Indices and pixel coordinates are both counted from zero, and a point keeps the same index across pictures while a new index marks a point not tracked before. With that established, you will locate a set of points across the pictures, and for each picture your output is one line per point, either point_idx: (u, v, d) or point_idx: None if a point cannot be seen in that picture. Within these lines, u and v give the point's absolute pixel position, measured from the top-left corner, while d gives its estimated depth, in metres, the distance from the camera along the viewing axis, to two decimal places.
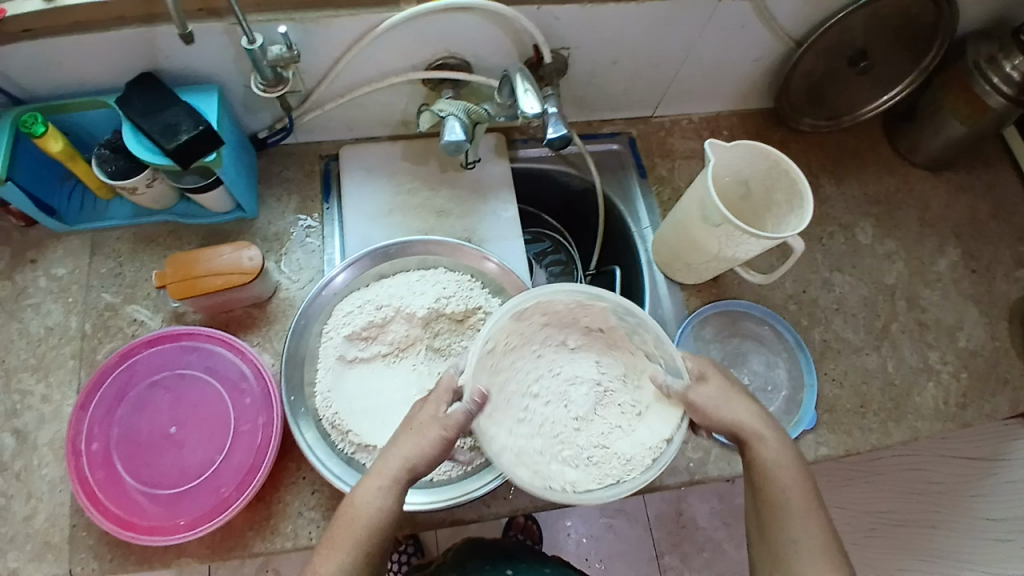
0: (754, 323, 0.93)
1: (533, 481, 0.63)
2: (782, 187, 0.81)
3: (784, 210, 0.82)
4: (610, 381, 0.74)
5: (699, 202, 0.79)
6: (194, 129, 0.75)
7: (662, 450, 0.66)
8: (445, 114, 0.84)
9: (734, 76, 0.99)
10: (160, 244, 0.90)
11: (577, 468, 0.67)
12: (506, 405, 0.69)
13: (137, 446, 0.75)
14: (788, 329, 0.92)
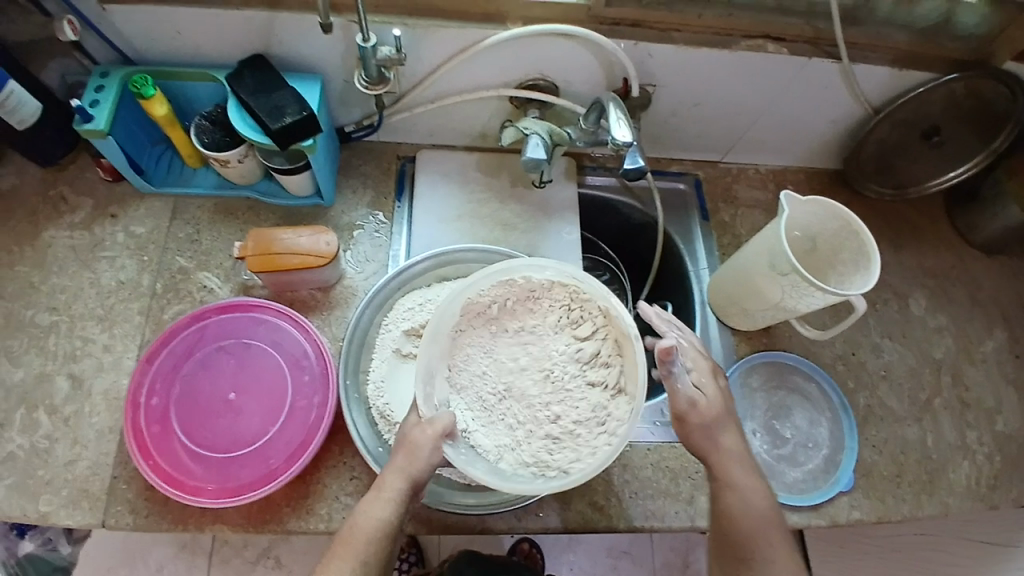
0: (800, 377, 0.94)
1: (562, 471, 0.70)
2: (850, 247, 0.83)
3: (850, 270, 0.83)
4: (559, 328, 0.77)
5: (767, 250, 0.81)
6: (299, 114, 0.79)
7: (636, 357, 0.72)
8: (529, 132, 0.88)
9: (808, 134, 1.01)
10: (238, 217, 0.93)
11: (569, 427, 0.73)
12: (494, 422, 0.74)
13: (194, 407, 0.77)
14: (834, 390, 0.94)
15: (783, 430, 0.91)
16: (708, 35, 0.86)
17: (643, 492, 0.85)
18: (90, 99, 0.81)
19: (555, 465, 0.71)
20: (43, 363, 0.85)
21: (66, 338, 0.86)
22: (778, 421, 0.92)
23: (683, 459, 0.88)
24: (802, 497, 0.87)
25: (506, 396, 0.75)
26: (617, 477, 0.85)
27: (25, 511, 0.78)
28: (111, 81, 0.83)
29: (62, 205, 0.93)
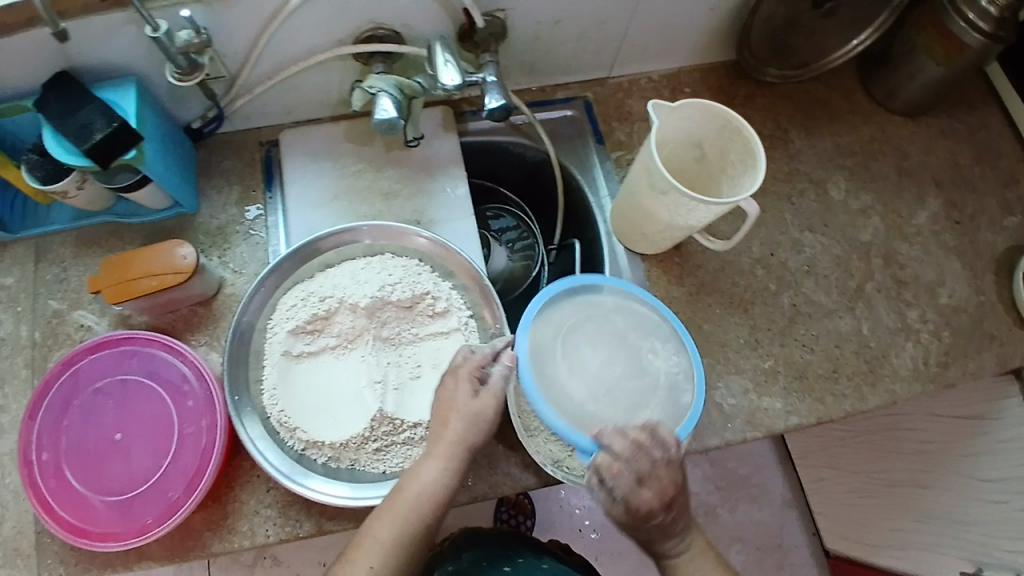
0: None
1: None
2: (734, 147, 0.76)
3: (742, 172, 0.76)
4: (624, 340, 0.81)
5: (645, 170, 0.75)
6: (108, 127, 0.72)
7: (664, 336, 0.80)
8: (374, 91, 0.80)
9: (690, 31, 0.92)
10: (103, 246, 0.88)
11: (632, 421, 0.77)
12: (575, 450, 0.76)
13: (86, 454, 0.75)
14: None
15: None
16: None
17: None
18: None
19: None
20: None
21: None
22: None
23: None
24: (734, 414, 0.84)
25: None
26: None
27: None
28: None
29: None
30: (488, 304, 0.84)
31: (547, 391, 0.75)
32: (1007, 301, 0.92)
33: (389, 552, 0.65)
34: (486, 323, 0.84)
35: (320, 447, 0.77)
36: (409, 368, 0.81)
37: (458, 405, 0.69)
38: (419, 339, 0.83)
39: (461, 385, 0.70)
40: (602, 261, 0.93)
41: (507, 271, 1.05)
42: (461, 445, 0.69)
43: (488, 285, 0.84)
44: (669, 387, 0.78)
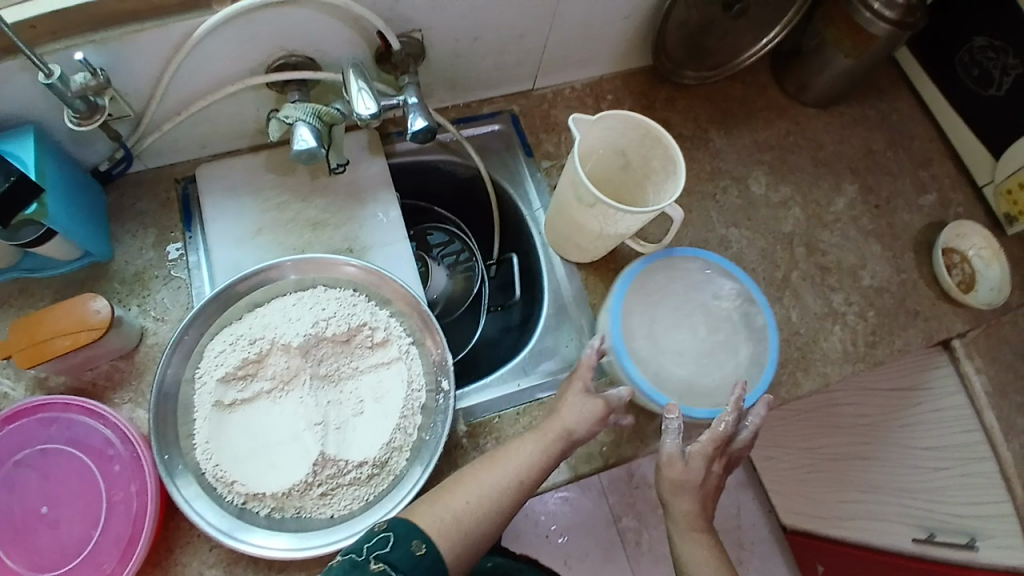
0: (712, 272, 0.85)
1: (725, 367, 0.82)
2: (656, 155, 0.77)
3: (664, 182, 0.78)
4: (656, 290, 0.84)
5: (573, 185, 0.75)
6: (6, 180, 0.67)
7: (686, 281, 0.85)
8: (291, 120, 0.77)
9: (607, 39, 0.92)
10: (11, 305, 0.83)
11: (727, 339, 0.83)
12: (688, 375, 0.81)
13: (9, 534, 0.70)
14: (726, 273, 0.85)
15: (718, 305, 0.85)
16: None
17: None
18: None
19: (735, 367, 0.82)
20: None
21: None
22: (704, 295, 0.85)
23: None
24: None
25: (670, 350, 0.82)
26: None
27: None
28: None
29: None
30: (429, 331, 0.83)
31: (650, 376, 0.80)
32: (926, 277, 0.97)
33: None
34: (427, 349, 0.83)
35: (262, 498, 0.74)
36: (351, 405, 0.79)
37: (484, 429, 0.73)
38: (359, 373, 0.81)
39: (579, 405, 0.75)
40: (541, 273, 0.93)
41: (449, 292, 1.02)
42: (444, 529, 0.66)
43: (426, 311, 0.83)
44: (742, 319, 0.83)
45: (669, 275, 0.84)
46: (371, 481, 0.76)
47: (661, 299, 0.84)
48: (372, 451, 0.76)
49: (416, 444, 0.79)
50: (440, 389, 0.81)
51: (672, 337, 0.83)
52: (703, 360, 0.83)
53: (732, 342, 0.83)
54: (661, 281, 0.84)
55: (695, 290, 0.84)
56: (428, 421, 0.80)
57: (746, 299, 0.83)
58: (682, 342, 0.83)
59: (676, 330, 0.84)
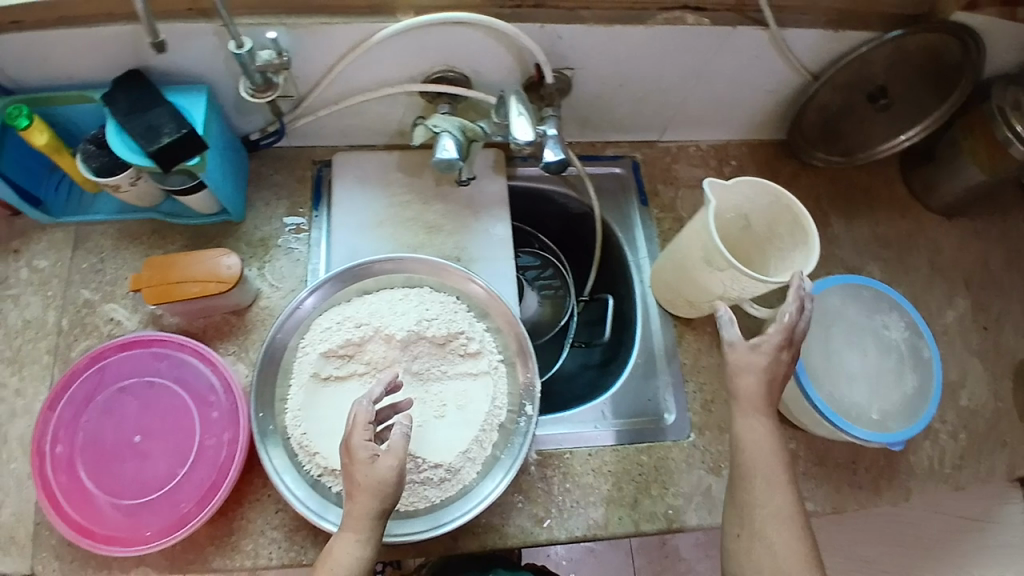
0: (880, 304, 0.85)
1: (904, 398, 0.82)
2: (784, 221, 0.77)
3: (791, 253, 0.77)
4: (829, 309, 0.84)
5: (703, 245, 0.75)
6: (177, 133, 0.73)
7: (852, 303, 0.85)
8: (437, 130, 0.80)
9: (746, 109, 0.94)
10: (143, 243, 0.88)
11: (901, 371, 0.83)
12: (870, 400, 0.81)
13: (101, 452, 0.74)
14: (895, 309, 0.85)
15: (891, 336, 0.84)
16: (620, 11, 0.77)
17: (585, 501, 0.82)
18: None
19: (915, 401, 0.81)
20: None
21: None
22: (876, 324, 0.85)
23: (625, 462, 0.84)
24: None
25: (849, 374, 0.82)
26: (558, 486, 0.83)
27: None
28: None
29: None
30: (522, 355, 0.83)
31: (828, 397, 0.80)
32: None
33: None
34: (517, 370, 0.84)
35: (337, 475, 0.76)
36: (435, 407, 0.81)
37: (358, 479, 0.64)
38: (447, 377, 0.83)
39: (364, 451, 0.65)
40: (635, 320, 0.94)
41: (537, 317, 1.04)
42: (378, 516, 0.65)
43: (523, 333, 0.84)
44: (912, 352, 0.83)
45: (845, 303, 0.85)
46: (439, 486, 0.77)
47: (839, 320, 0.84)
48: (449, 456, 0.77)
49: (489, 460, 0.80)
50: (523, 413, 0.81)
51: (845, 358, 0.83)
52: (876, 385, 0.82)
53: (900, 370, 0.83)
54: (834, 302, 0.84)
55: (870, 319, 0.85)
56: (504, 440, 0.81)
57: (914, 332, 0.84)
58: (855, 365, 0.83)
59: (849, 353, 0.83)
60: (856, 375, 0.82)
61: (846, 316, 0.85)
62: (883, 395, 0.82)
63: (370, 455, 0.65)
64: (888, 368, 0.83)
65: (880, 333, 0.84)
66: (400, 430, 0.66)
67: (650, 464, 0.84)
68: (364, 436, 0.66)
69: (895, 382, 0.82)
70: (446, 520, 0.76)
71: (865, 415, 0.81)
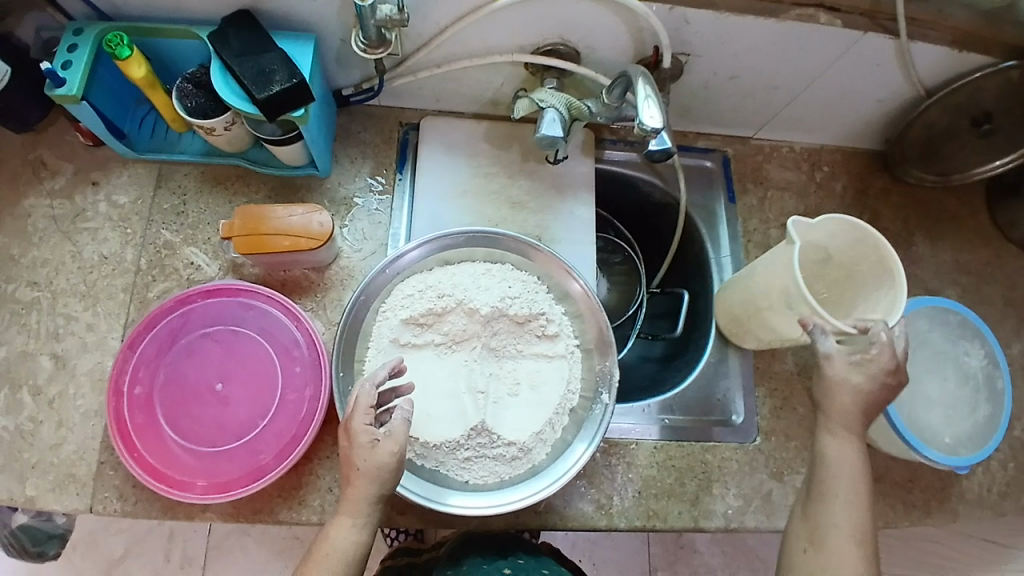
0: (965, 331, 0.84)
1: (971, 426, 0.81)
2: (867, 260, 0.76)
3: (876, 292, 0.75)
4: (913, 329, 0.84)
5: (781, 286, 0.73)
6: (288, 82, 0.71)
7: (936, 327, 0.84)
8: (545, 105, 0.79)
9: (849, 116, 0.92)
10: (227, 187, 0.87)
11: (973, 401, 0.83)
12: (938, 424, 0.81)
13: (181, 395, 0.74)
14: (979, 337, 0.84)
15: (969, 364, 0.84)
16: (754, 4, 0.74)
17: (647, 492, 0.83)
18: (62, 60, 0.73)
19: (982, 432, 0.81)
20: (24, 340, 0.80)
21: (48, 316, 0.81)
22: (957, 350, 0.84)
23: (690, 459, 0.85)
24: None
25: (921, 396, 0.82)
26: (622, 474, 0.83)
27: (12, 493, 0.76)
28: (84, 39, 0.74)
29: (41, 170, 0.86)
30: (602, 344, 0.82)
31: (903, 417, 0.80)
32: None
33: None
34: (594, 357, 0.83)
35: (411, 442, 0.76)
36: (509, 385, 0.80)
37: (356, 460, 0.66)
38: (523, 356, 0.82)
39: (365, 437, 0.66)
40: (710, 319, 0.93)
41: (605, 304, 1.04)
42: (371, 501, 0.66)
43: (604, 320, 0.83)
44: (987, 383, 0.83)
45: (930, 325, 0.84)
46: (510, 462, 0.78)
47: (921, 344, 0.84)
48: (522, 435, 0.78)
49: (558, 442, 0.80)
50: (597, 400, 0.81)
51: (923, 382, 0.83)
52: (950, 410, 0.82)
53: (974, 399, 0.83)
54: (920, 323, 0.84)
55: (951, 346, 0.84)
56: (575, 425, 0.81)
57: (992, 362, 0.83)
58: (932, 389, 0.83)
59: (926, 378, 0.83)
60: (927, 399, 0.82)
61: (928, 339, 0.85)
62: (951, 421, 0.82)
63: (370, 439, 0.66)
64: (961, 395, 0.83)
65: (959, 360, 0.84)
66: (400, 415, 0.67)
67: (714, 464, 0.85)
68: (365, 419, 0.67)
69: (964, 410, 0.82)
70: (515, 497, 0.76)
71: (935, 438, 0.81)
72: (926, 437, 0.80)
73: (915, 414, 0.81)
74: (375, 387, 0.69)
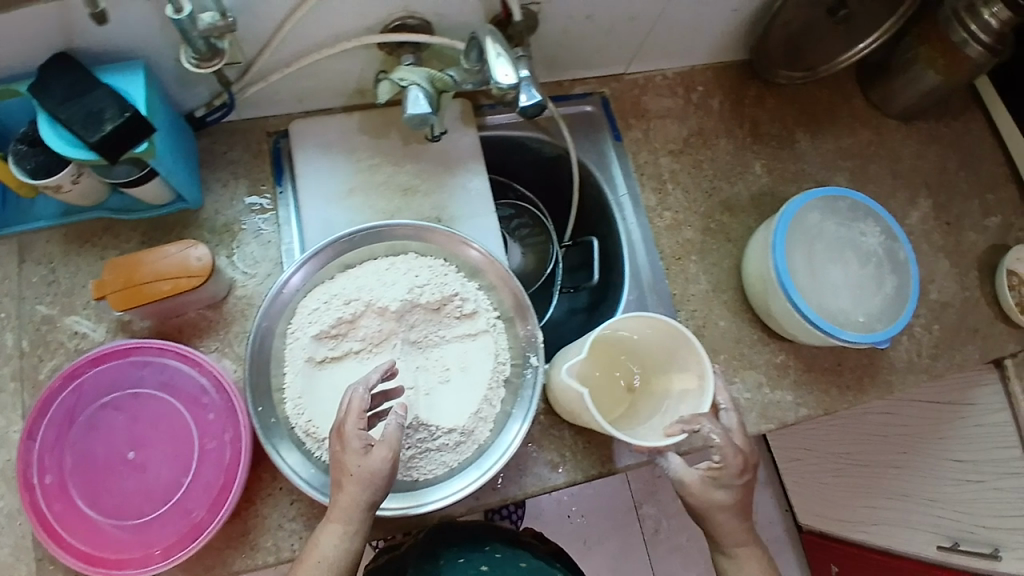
0: (855, 211, 0.87)
1: (882, 302, 0.85)
2: (643, 331, 0.74)
3: (683, 369, 0.72)
4: (810, 223, 0.86)
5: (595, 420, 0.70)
6: (120, 116, 0.66)
7: (829, 214, 0.87)
8: (406, 84, 0.76)
9: (713, 31, 0.93)
10: (95, 244, 0.81)
11: (880, 277, 0.86)
12: (852, 308, 0.84)
13: (95, 472, 0.70)
14: (870, 214, 0.87)
15: (869, 242, 0.87)
16: None
17: (598, 443, 0.83)
18: None
19: (894, 303, 0.85)
20: None
21: None
22: (853, 232, 0.87)
23: None
24: (750, 407, 0.87)
25: (830, 286, 0.85)
26: (571, 432, 0.84)
27: None
28: None
29: None
30: (520, 310, 0.82)
31: (814, 307, 0.83)
32: (988, 296, 0.99)
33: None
34: (516, 324, 0.83)
35: None
36: (440, 373, 0.79)
37: (350, 468, 0.66)
38: (446, 341, 0.81)
39: (349, 444, 0.66)
40: (621, 259, 0.93)
41: (522, 268, 1.04)
42: (358, 507, 0.66)
43: (517, 286, 0.82)
44: (889, 256, 0.87)
45: (822, 216, 0.86)
46: (456, 450, 0.76)
47: (820, 234, 0.86)
48: (461, 419, 0.77)
49: (500, 417, 0.79)
50: (528, 364, 0.81)
51: (827, 270, 0.85)
52: (857, 291, 0.85)
53: (878, 275, 0.86)
54: (814, 215, 0.86)
55: (847, 229, 0.87)
56: (512, 396, 0.80)
57: (890, 236, 0.87)
58: (836, 275, 0.85)
59: (830, 265, 0.86)
60: (837, 287, 0.85)
61: (824, 228, 0.86)
62: (864, 301, 0.85)
63: (363, 445, 0.66)
64: (868, 274, 0.86)
65: (858, 241, 0.87)
66: (394, 421, 0.67)
67: None
68: (359, 424, 0.67)
69: (873, 287, 0.86)
70: (468, 482, 0.76)
71: (848, 320, 0.84)
72: (844, 323, 0.83)
73: (829, 304, 0.84)
74: (368, 388, 0.69)
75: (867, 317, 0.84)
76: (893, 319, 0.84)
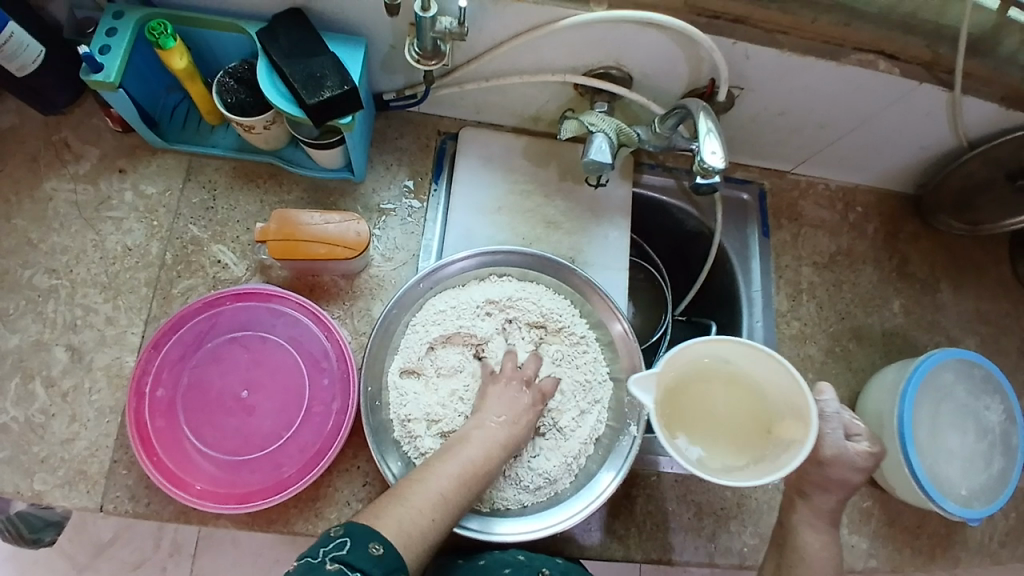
0: (986, 383, 0.84)
1: (986, 478, 0.82)
2: (746, 357, 0.71)
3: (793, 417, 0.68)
4: (943, 380, 0.83)
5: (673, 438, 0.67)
6: (339, 88, 0.68)
7: (961, 377, 0.84)
8: (594, 129, 0.77)
9: (892, 157, 0.92)
10: (259, 186, 0.84)
11: (991, 455, 0.83)
12: (955, 476, 0.82)
13: (204, 400, 0.73)
14: (1001, 393, 0.84)
15: (991, 417, 0.84)
16: (816, 43, 0.75)
17: (665, 525, 0.82)
18: (100, 44, 0.70)
19: (999, 485, 0.82)
20: (38, 330, 0.78)
21: (65, 306, 0.79)
22: (978, 403, 0.84)
23: (710, 495, 0.84)
24: None
25: (941, 447, 0.82)
26: (641, 508, 0.82)
27: (17, 488, 0.73)
28: (124, 25, 0.71)
29: (65, 152, 0.83)
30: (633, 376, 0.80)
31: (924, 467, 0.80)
32: None
33: (401, 552, 0.55)
34: (623, 389, 0.81)
35: None
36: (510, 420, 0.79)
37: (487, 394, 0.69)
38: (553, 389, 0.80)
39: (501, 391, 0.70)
40: None
41: (632, 328, 1.07)
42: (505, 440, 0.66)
43: (636, 351, 0.80)
44: (1005, 437, 0.84)
45: (955, 377, 0.84)
46: (535, 490, 0.76)
47: (951, 395, 0.84)
48: (548, 465, 0.77)
49: (582, 472, 0.78)
50: (624, 432, 0.79)
51: (947, 435, 0.83)
52: (967, 463, 0.82)
53: (989, 453, 0.83)
54: (947, 374, 0.83)
55: (974, 399, 0.84)
56: (600, 455, 0.79)
57: (1011, 417, 0.84)
58: (954, 444, 0.83)
59: (949, 433, 0.83)
60: (948, 451, 0.82)
61: (953, 390, 0.84)
62: (971, 473, 0.82)
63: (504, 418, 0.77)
64: (980, 448, 0.83)
65: (982, 413, 0.84)
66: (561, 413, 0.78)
67: (732, 500, 0.84)
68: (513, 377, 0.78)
69: (981, 462, 0.83)
70: (539, 525, 0.75)
71: (950, 490, 0.81)
72: (946, 491, 0.81)
73: (937, 469, 0.81)
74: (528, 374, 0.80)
75: (968, 490, 0.81)
76: (994, 501, 0.81)
